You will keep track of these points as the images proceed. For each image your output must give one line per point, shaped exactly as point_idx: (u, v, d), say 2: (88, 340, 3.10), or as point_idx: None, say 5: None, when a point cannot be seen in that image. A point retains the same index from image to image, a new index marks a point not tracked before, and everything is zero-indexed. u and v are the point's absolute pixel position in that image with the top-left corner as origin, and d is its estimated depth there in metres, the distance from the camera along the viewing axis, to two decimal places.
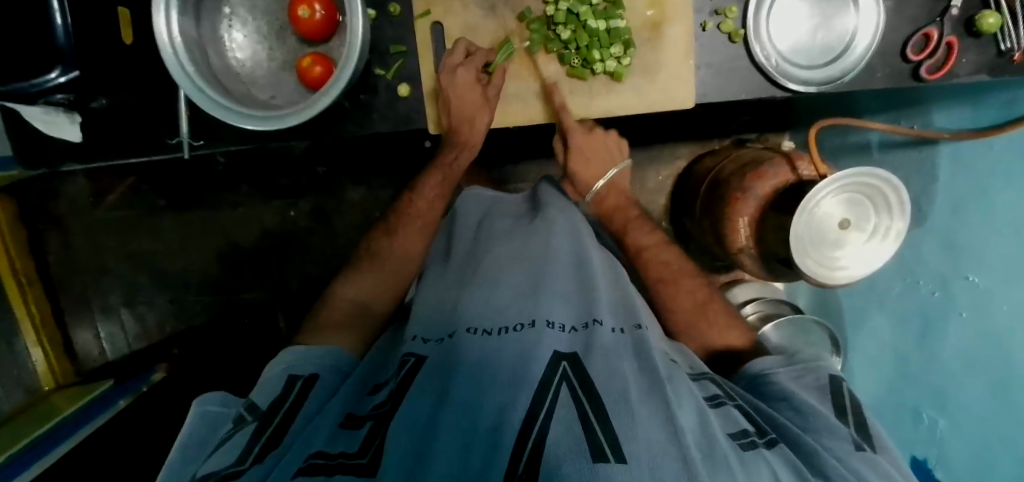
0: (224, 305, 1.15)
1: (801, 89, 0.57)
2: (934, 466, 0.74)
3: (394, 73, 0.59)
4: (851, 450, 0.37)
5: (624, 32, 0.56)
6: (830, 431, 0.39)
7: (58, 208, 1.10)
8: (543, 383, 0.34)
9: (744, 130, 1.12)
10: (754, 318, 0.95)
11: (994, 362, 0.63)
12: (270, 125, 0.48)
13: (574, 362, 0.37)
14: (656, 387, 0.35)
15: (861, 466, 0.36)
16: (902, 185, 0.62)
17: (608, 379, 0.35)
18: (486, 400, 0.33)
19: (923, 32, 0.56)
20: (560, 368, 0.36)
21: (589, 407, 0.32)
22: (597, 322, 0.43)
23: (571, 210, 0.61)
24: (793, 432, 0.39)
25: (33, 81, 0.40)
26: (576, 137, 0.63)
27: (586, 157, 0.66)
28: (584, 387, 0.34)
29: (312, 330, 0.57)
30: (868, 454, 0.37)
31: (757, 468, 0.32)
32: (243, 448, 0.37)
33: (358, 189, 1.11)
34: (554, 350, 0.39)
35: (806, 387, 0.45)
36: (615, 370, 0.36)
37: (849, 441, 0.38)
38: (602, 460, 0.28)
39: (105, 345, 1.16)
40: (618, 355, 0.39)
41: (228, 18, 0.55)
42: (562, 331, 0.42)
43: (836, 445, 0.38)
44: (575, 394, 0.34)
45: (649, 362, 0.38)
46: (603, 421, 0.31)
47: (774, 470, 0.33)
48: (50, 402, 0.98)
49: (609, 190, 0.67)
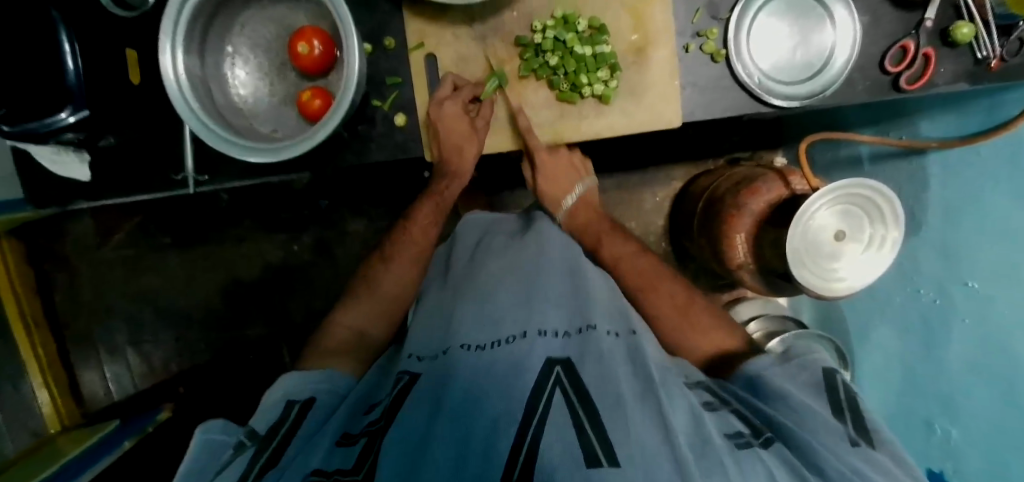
0: (228, 341, 1.14)
1: (784, 104, 0.59)
2: (950, 477, 0.70)
3: (390, 104, 0.61)
4: (847, 446, 0.37)
5: (609, 56, 0.59)
6: (822, 426, 0.39)
7: (66, 248, 1.12)
8: (537, 388, 0.35)
9: (737, 149, 1.14)
10: (759, 336, 0.94)
11: (1000, 363, 0.60)
12: (274, 158, 0.49)
13: (567, 368, 0.37)
14: (649, 390, 0.35)
15: (859, 462, 0.35)
16: (892, 196, 0.62)
17: (600, 384, 0.35)
18: (480, 408, 0.33)
19: (899, 44, 0.58)
20: (554, 373, 0.36)
21: (582, 410, 0.32)
22: (591, 327, 0.43)
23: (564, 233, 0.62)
24: (792, 432, 0.38)
25: (44, 121, 0.42)
26: (542, 156, 0.63)
27: (554, 176, 0.66)
28: (578, 392, 0.34)
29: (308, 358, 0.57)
30: (864, 449, 0.37)
31: (752, 468, 0.32)
32: (243, 470, 0.36)
33: (360, 220, 1.12)
34: (547, 357, 0.39)
35: (801, 384, 0.45)
36: (609, 375, 0.36)
37: (843, 436, 0.38)
38: (595, 464, 0.28)
39: (111, 386, 1.15)
40: (612, 358, 0.39)
41: (231, 57, 0.58)
42: (555, 337, 0.42)
43: (831, 441, 0.37)
44: (570, 399, 0.33)
45: (642, 365, 0.38)
46: (595, 422, 0.31)
47: (771, 470, 0.32)
48: (54, 445, 0.98)
49: (578, 207, 0.69)
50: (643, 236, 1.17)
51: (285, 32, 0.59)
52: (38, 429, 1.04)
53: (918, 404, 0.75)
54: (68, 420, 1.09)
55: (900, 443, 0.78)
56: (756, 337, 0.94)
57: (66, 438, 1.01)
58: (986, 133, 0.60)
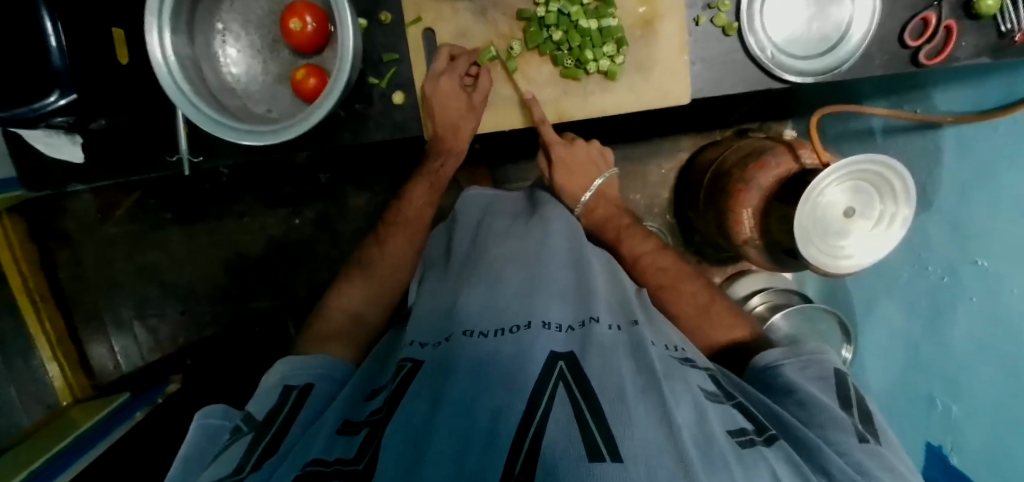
0: (234, 315, 1.16)
1: (797, 80, 0.57)
2: (949, 452, 0.72)
3: (387, 82, 0.59)
4: (856, 443, 0.40)
5: (616, 30, 0.56)
6: (833, 424, 0.42)
7: (67, 225, 1.12)
8: (540, 384, 0.35)
9: (745, 120, 1.11)
10: (762, 309, 0.95)
11: (1014, 344, 0.59)
12: (275, 139, 0.48)
13: (570, 362, 0.37)
14: (652, 386, 0.36)
15: (863, 458, 0.38)
16: (906, 172, 0.61)
17: (603, 378, 0.36)
18: (482, 402, 0.33)
19: (921, 17, 0.55)
20: (557, 367, 0.37)
21: (585, 405, 0.33)
22: (593, 320, 0.44)
23: (567, 213, 0.64)
24: (796, 429, 0.40)
25: (33, 106, 0.41)
26: (557, 149, 0.66)
27: (570, 169, 0.68)
28: (582, 387, 0.35)
29: (304, 341, 0.57)
30: (872, 446, 0.40)
31: (756, 467, 0.33)
32: (240, 457, 0.37)
33: (362, 194, 1.12)
34: (551, 350, 0.39)
35: (810, 377, 0.48)
36: (612, 370, 0.37)
37: (852, 433, 0.41)
38: (598, 459, 0.28)
39: (120, 358, 1.17)
40: (614, 353, 0.39)
41: (221, 34, 0.55)
42: (558, 331, 0.42)
43: (840, 439, 0.40)
44: (572, 393, 0.34)
45: (647, 362, 0.39)
46: (598, 420, 0.31)
47: (773, 469, 0.33)
48: (66, 417, 1.02)
49: (596, 200, 0.70)
50: (647, 209, 1.16)
51: (276, 6, 0.56)
52: (51, 401, 1.06)
53: (924, 380, 0.76)
54: (79, 392, 1.12)
55: (904, 421, 0.80)
56: (759, 310, 0.95)
57: (79, 410, 1.04)
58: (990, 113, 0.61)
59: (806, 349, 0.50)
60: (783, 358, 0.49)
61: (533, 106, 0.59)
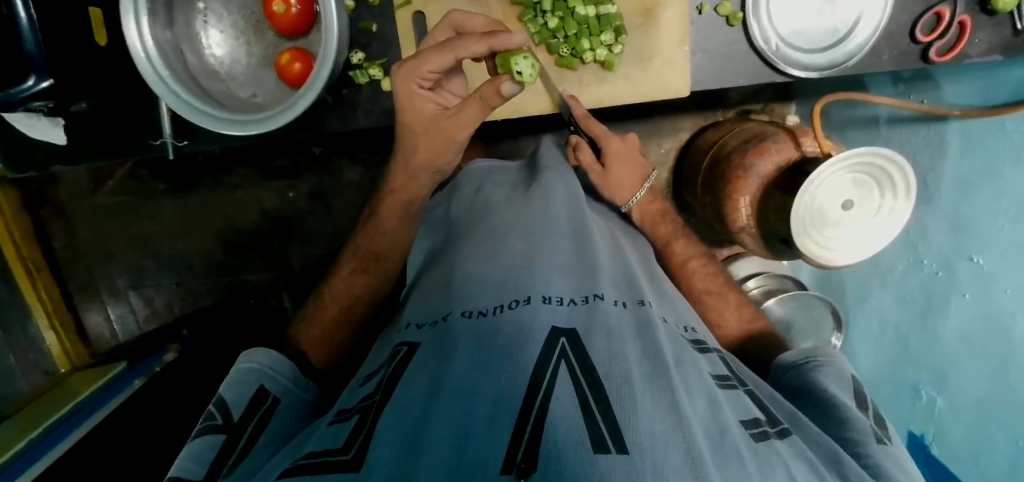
0: (230, 287, 1.17)
1: (802, 74, 0.59)
2: (930, 441, 0.74)
3: (367, 76, 0.60)
4: (872, 443, 0.40)
5: (613, 18, 0.58)
6: (854, 427, 0.42)
7: (59, 194, 1.11)
8: (540, 364, 0.33)
9: (749, 101, 1.08)
10: (757, 293, 0.95)
11: (997, 342, 0.61)
12: (250, 131, 0.50)
13: (572, 340, 0.35)
14: (659, 371, 0.34)
15: (884, 461, 0.39)
16: (907, 164, 0.60)
17: (607, 362, 0.33)
18: (482, 384, 0.31)
19: (934, 11, 0.58)
20: (558, 345, 0.34)
21: (588, 389, 0.30)
22: (598, 297, 0.41)
23: (569, 176, 0.61)
24: (812, 431, 0.40)
25: (9, 91, 0.42)
26: (613, 141, 0.64)
27: (621, 167, 0.64)
28: (585, 368, 0.32)
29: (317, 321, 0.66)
30: (889, 449, 0.40)
31: (771, 464, 0.31)
32: (213, 460, 0.38)
33: (355, 168, 1.10)
34: (552, 326, 0.37)
35: (831, 377, 0.50)
36: (616, 353, 0.34)
37: (870, 434, 0.42)
38: (602, 451, 0.25)
39: (116, 328, 1.19)
40: (620, 335, 0.37)
41: (202, 14, 0.56)
42: (560, 305, 0.40)
43: (859, 438, 0.41)
44: (574, 372, 0.32)
45: (654, 346, 0.37)
46: (603, 407, 0.29)
47: (787, 466, 0.32)
48: (68, 383, 1.07)
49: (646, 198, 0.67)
50: None
51: None
52: (49, 368, 1.10)
53: (908, 372, 0.78)
54: (77, 360, 1.15)
55: (889, 407, 0.83)
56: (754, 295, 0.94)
57: (78, 377, 1.08)
58: (999, 108, 0.59)
59: (825, 352, 0.54)
60: (806, 359, 0.53)
61: (572, 103, 0.62)
